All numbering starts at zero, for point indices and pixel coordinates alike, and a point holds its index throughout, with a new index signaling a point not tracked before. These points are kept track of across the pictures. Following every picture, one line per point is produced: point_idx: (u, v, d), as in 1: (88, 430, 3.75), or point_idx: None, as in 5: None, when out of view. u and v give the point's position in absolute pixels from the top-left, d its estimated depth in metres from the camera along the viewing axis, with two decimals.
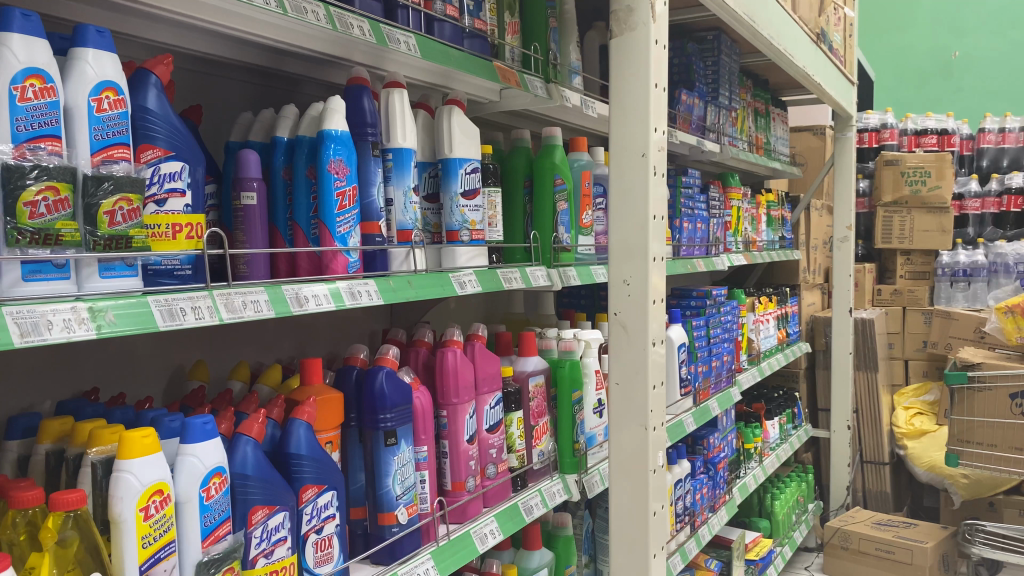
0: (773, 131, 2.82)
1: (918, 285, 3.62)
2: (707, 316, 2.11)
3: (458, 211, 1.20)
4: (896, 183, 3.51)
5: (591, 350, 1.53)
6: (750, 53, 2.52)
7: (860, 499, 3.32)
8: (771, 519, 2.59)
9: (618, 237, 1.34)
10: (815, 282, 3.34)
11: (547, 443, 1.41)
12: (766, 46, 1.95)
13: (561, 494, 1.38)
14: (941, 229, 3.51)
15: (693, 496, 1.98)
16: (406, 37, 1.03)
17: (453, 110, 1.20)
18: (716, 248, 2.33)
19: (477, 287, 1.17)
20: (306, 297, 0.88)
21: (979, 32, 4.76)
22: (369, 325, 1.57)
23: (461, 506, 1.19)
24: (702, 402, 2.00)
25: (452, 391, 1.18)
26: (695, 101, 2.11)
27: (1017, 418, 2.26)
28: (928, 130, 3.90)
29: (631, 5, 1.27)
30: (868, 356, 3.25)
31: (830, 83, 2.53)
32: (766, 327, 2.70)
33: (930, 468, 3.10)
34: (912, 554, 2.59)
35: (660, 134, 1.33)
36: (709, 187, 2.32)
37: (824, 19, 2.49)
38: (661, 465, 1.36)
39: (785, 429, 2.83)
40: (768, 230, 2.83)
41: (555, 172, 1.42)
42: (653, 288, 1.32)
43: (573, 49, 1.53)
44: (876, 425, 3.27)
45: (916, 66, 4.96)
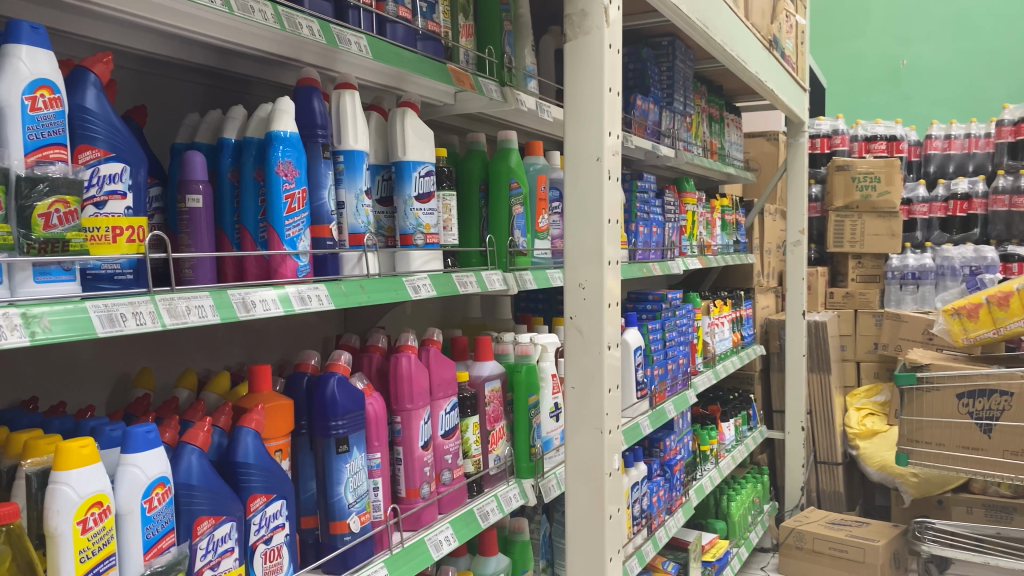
0: (726, 136, 2.84)
1: (869, 288, 3.69)
2: (662, 319, 2.12)
3: (412, 215, 1.18)
4: (847, 188, 3.57)
5: (547, 355, 1.53)
6: (704, 59, 2.55)
7: (814, 499, 3.37)
8: (727, 521, 2.61)
9: (574, 241, 1.33)
10: (768, 285, 3.39)
11: (503, 449, 1.39)
12: (719, 52, 1.97)
13: (517, 500, 1.37)
14: (891, 233, 3.58)
15: (649, 499, 1.98)
16: (357, 38, 1.02)
17: (406, 113, 1.18)
18: (671, 252, 2.34)
19: (431, 292, 1.15)
20: (253, 303, 0.86)
21: (925, 41, 4.89)
22: (323, 330, 1.55)
23: (415, 513, 1.17)
24: (657, 405, 2.01)
25: (407, 398, 1.16)
26: (649, 106, 2.11)
27: (964, 418, 2.32)
28: (878, 136, 3.97)
29: (584, 9, 1.27)
30: (821, 358, 3.30)
31: (782, 89, 2.57)
32: (721, 330, 2.72)
33: (881, 468, 3.16)
34: (865, 553, 2.63)
35: (614, 139, 1.33)
36: (664, 192, 2.34)
37: (776, 25, 2.51)
38: (616, 468, 1.36)
39: (740, 431, 2.85)
40: (722, 234, 2.85)
41: (511, 176, 1.41)
42: (608, 291, 1.32)
43: (528, 52, 1.52)
44: (829, 426, 3.32)
45: (865, 74, 5.07)
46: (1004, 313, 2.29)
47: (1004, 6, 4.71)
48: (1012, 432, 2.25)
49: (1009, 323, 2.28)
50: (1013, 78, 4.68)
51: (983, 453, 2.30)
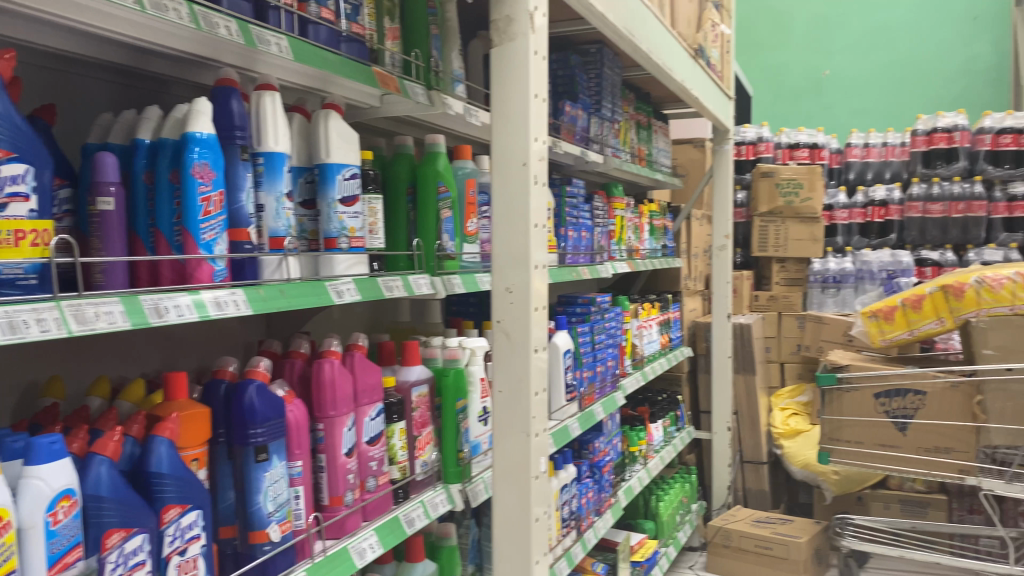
0: (654, 143, 2.89)
1: (792, 291, 3.80)
2: (591, 323, 2.14)
3: (336, 218, 1.17)
4: (772, 194, 3.67)
5: (476, 359, 1.53)
6: (631, 67, 2.59)
7: (741, 498, 3.45)
8: (656, 521, 2.65)
9: (501, 245, 1.33)
10: (695, 289, 3.45)
11: (430, 454, 1.39)
12: (646, 61, 2.01)
13: (444, 505, 1.36)
14: (813, 238, 3.69)
15: (579, 500, 2.00)
16: (277, 39, 1.00)
17: (330, 114, 1.17)
18: (600, 256, 2.36)
19: (355, 296, 1.14)
20: (166, 308, 0.84)
21: (846, 52, 5.09)
22: (244, 336, 1.51)
23: (339, 521, 1.15)
24: (586, 407, 2.03)
25: (330, 404, 1.14)
26: (578, 112, 2.13)
27: (880, 417, 2.41)
28: (800, 144, 4.10)
29: (510, 15, 1.28)
30: (747, 359, 3.39)
31: (707, 97, 2.62)
32: (649, 332, 2.77)
33: (804, 466, 3.22)
34: (788, 549, 2.71)
35: (540, 144, 1.34)
36: (594, 197, 2.36)
37: (701, 34, 2.56)
38: (543, 471, 1.36)
39: (668, 432, 2.90)
40: (650, 239, 2.90)
41: (439, 179, 1.41)
42: (535, 295, 1.33)
43: (455, 57, 1.51)
44: (754, 426, 3.41)
45: (790, 83, 5.26)
46: (917, 315, 2.39)
47: (918, 19, 4.91)
48: (925, 429, 2.36)
49: (922, 325, 2.38)
50: (928, 89, 4.87)
51: (898, 450, 2.40)
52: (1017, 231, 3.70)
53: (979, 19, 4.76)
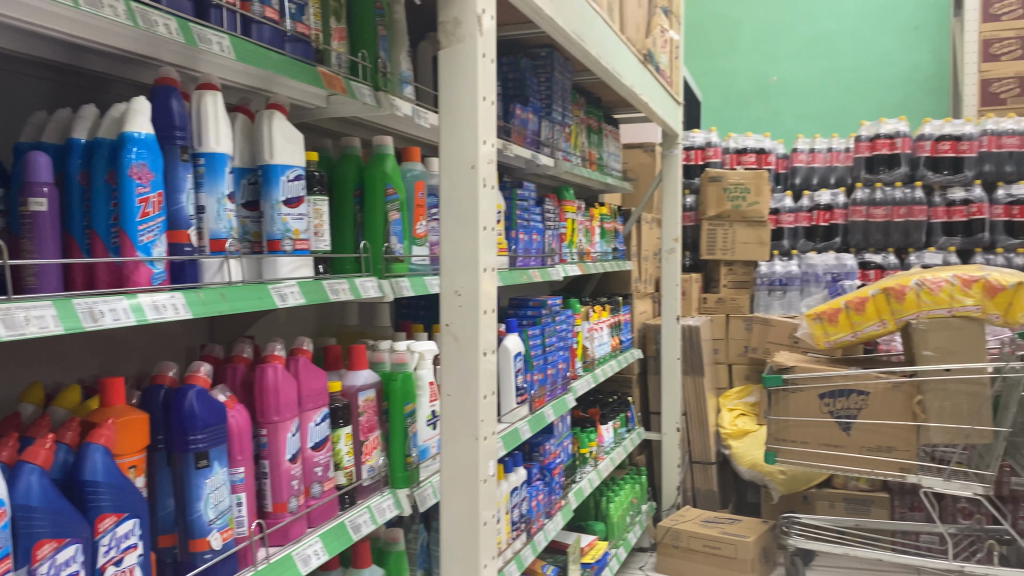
0: (605, 147, 2.91)
1: (740, 293, 3.86)
2: (542, 325, 2.14)
3: (280, 220, 1.15)
4: (719, 199, 3.73)
5: (424, 362, 1.52)
6: (582, 71, 2.60)
7: (690, 498, 3.49)
8: (606, 522, 2.66)
9: (449, 248, 1.33)
10: (646, 291, 3.49)
11: (377, 459, 1.38)
12: (596, 65, 2.02)
13: (391, 510, 1.35)
14: (759, 242, 3.76)
15: (529, 503, 1.99)
16: (219, 38, 0.99)
17: (274, 115, 1.16)
18: (551, 259, 2.37)
19: (299, 299, 1.12)
20: (101, 312, 0.81)
21: (792, 60, 5.20)
22: (186, 340, 1.48)
23: (283, 528, 1.13)
24: (537, 410, 2.03)
25: (273, 409, 1.13)
26: (528, 116, 2.13)
27: (825, 417, 2.47)
28: (747, 149, 4.17)
29: (458, 17, 1.28)
30: (696, 361, 3.44)
31: (656, 102, 2.65)
32: (600, 335, 2.78)
33: (752, 466, 3.28)
34: (736, 549, 2.75)
35: (488, 147, 1.34)
36: (545, 200, 2.37)
37: (651, 40, 2.59)
38: (491, 474, 1.36)
39: (619, 433, 2.93)
40: (601, 242, 2.92)
41: (387, 182, 1.40)
42: (483, 298, 1.32)
43: (403, 58, 1.51)
44: (702, 427, 3.45)
45: (738, 89, 5.35)
46: (860, 317, 2.42)
47: (863, 28, 5.03)
48: (868, 429, 2.41)
49: (866, 327, 2.42)
50: (871, 96, 5.00)
51: (841, 450, 2.45)
52: (956, 235, 3.82)
53: (920, 28, 4.89)
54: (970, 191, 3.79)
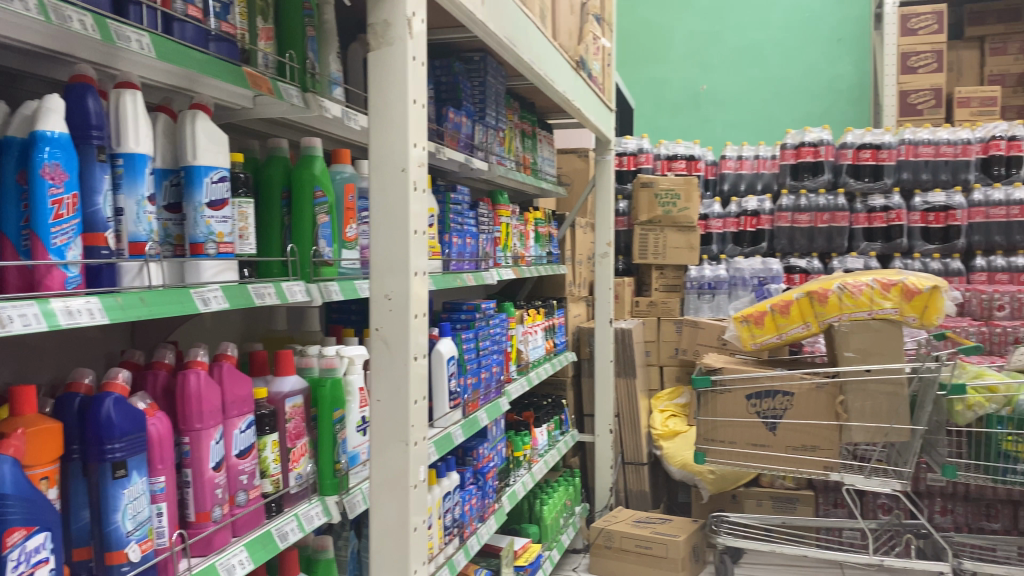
0: (539, 152, 2.93)
1: (670, 297, 3.93)
2: (475, 329, 2.13)
3: (203, 223, 1.13)
4: (651, 204, 3.81)
5: (354, 368, 1.49)
6: (515, 76, 2.61)
7: (622, 499, 3.54)
8: (540, 524, 2.67)
9: (379, 252, 1.31)
10: (579, 295, 3.53)
11: (304, 466, 1.35)
12: (528, 70, 2.03)
13: (319, 518, 1.33)
14: (689, 246, 3.85)
15: (461, 508, 1.98)
16: (138, 35, 0.96)
17: (198, 115, 1.13)
18: (485, 263, 2.37)
19: (223, 303, 1.10)
20: (10, 318, 0.78)
21: (722, 69, 5.32)
22: (105, 346, 1.44)
23: (206, 538, 1.11)
24: (470, 414, 2.03)
25: (195, 417, 1.10)
26: (462, 119, 2.12)
27: (751, 417, 2.53)
28: (678, 156, 4.23)
29: (387, 20, 1.27)
30: (628, 363, 3.49)
31: (588, 108, 2.68)
32: (534, 338, 2.79)
33: (682, 466, 3.34)
34: (667, 548, 2.80)
35: (419, 150, 1.33)
36: (478, 204, 2.36)
37: (583, 47, 2.62)
38: (421, 480, 1.36)
39: (552, 436, 2.95)
40: (536, 246, 2.93)
41: (315, 184, 1.38)
42: (413, 302, 1.32)
43: (333, 60, 1.49)
44: (634, 428, 3.50)
45: (669, 96, 5.44)
46: (785, 320, 2.50)
47: (790, 39, 5.19)
48: (793, 428, 2.47)
49: (790, 329, 2.49)
50: (796, 106, 5.16)
51: (767, 449, 2.51)
52: (876, 240, 3.95)
53: (842, 40, 5.08)
54: (889, 198, 3.92)
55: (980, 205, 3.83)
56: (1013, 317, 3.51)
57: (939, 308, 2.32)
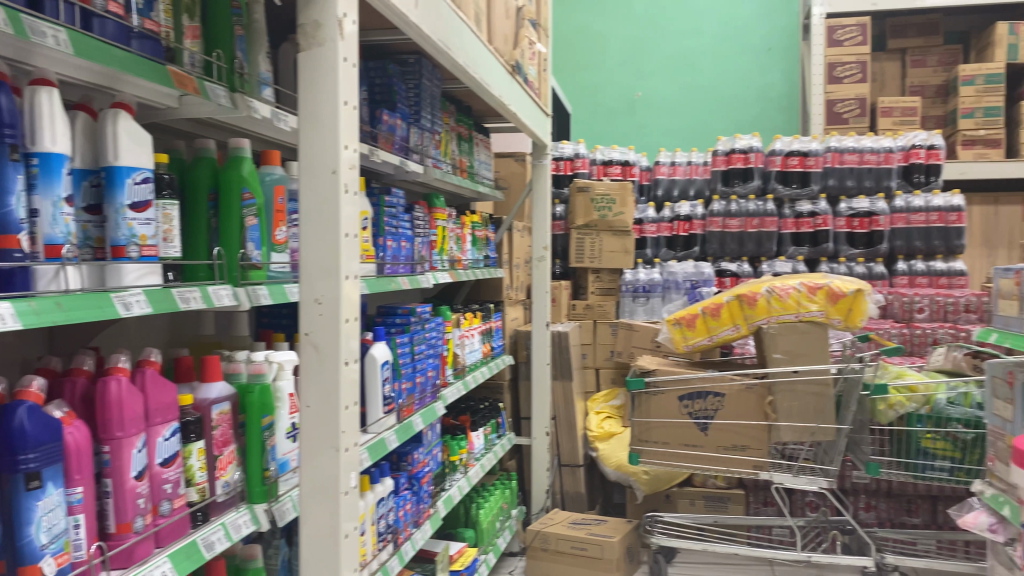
0: (475, 155, 2.92)
1: (606, 300, 3.97)
2: (410, 333, 2.11)
3: (125, 225, 1.10)
4: (587, 209, 3.86)
5: (283, 373, 1.47)
6: (451, 79, 2.61)
7: (559, 501, 3.56)
8: (476, 528, 2.67)
9: (309, 256, 1.29)
10: (517, 298, 3.54)
11: (232, 474, 1.33)
12: (463, 74, 2.03)
13: (247, 526, 1.30)
14: (624, 250, 3.90)
15: (395, 513, 1.97)
16: (55, 31, 0.93)
17: (120, 114, 1.10)
18: (421, 267, 2.36)
19: (145, 308, 1.06)
20: None
21: (656, 75, 5.41)
22: (21, 352, 1.38)
23: (128, 550, 1.07)
24: (405, 419, 2.01)
25: (116, 425, 1.07)
26: (396, 121, 2.11)
27: (684, 418, 2.58)
28: (613, 161, 4.28)
29: (318, 20, 1.26)
30: (564, 366, 3.51)
31: (524, 113, 2.69)
32: (471, 342, 2.79)
33: (617, 467, 3.37)
34: (602, 549, 2.83)
35: (350, 152, 1.32)
36: (414, 207, 2.35)
37: (519, 51, 2.63)
38: (352, 487, 1.34)
39: (489, 439, 2.95)
40: (473, 249, 2.93)
41: (243, 186, 1.36)
42: (344, 306, 1.30)
43: (262, 60, 1.46)
44: (571, 430, 3.53)
45: (605, 102, 5.51)
46: (716, 322, 2.55)
47: (721, 48, 5.30)
48: (724, 429, 2.53)
49: (721, 331, 2.55)
50: (727, 113, 5.28)
51: (699, 449, 2.56)
52: (804, 245, 4.07)
53: (772, 50, 5.21)
54: (816, 204, 4.04)
55: (901, 211, 3.97)
56: (932, 320, 3.65)
57: (862, 310, 2.39)
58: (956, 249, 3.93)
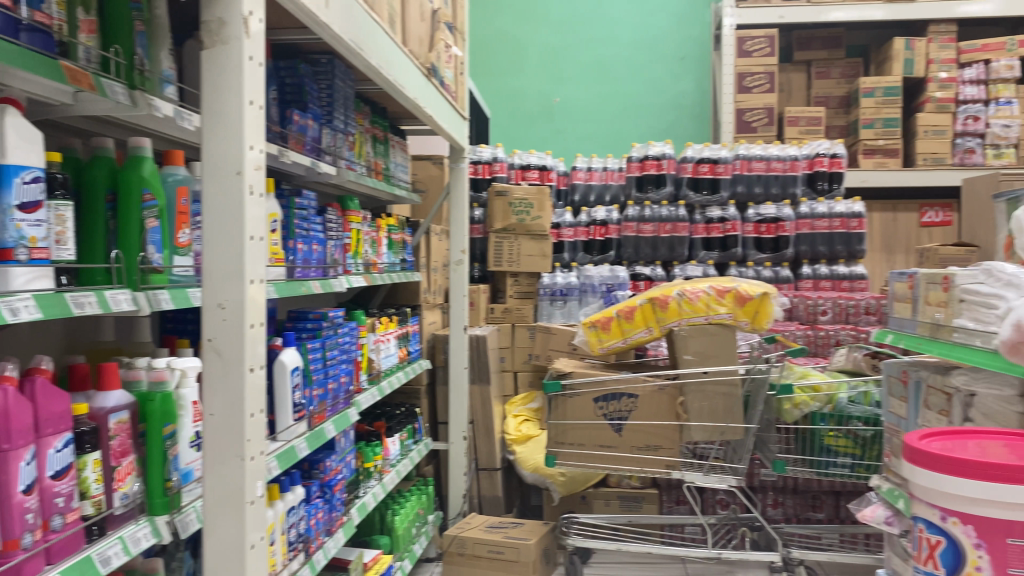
0: (391, 157, 2.89)
1: (524, 304, 3.99)
2: (322, 338, 2.08)
3: (13, 226, 1.05)
4: (505, 212, 3.86)
5: (187, 381, 1.43)
6: (364, 80, 2.58)
7: (476, 505, 3.57)
8: (392, 535, 2.64)
9: (212, 259, 1.26)
10: (434, 302, 3.53)
11: (131, 485, 1.28)
12: (376, 75, 2.01)
13: (147, 540, 1.25)
14: (542, 254, 3.93)
15: (307, 522, 1.93)
16: None
17: (7, 110, 1.05)
18: (334, 270, 2.32)
19: (36, 313, 1.01)
20: None
21: (573, 82, 5.48)
22: None
23: (16, 566, 1.02)
24: (316, 426, 1.97)
25: (3, 437, 1.01)
26: (307, 122, 2.07)
27: (599, 419, 2.61)
28: (531, 165, 4.29)
29: (222, 17, 1.22)
30: (482, 369, 3.51)
31: (440, 115, 2.68)
32: (386, 346, 2.76)
33: (534, 470, 3.39)
34: (519, 552, 2.84)
35: (256, 153, 1.29)
36: (326, 210, 2.31)
37: (434, 54, 2.62)
38: (259, 496, 1.31)
39: (405, 445, 2.92)
40: (388, 252, 2.90)
41: (143, 186, 1.32)
42: (249, 310, 1.27)
43: (165, 56, 1.42)
44: (489, 434, 3.53)
45: (523, 107, 5.54)
46: (629, 325, 2.60)
47: (637, 56, 5.41)
48: (638, 429, 2.57)
49: (634, 334, 2.59)
50: (642, 121, 5.39)
51: (614, 450, 2.60)
52: (713, 249, 4.18)
53: (685, 59, 5.35)
54: (725, 210, 4.17)
55: (806, 217, 4.13)
56: (835, 322, 3.81)
57: (768, 313, 2.47)
58: (857, 253, 4.10)
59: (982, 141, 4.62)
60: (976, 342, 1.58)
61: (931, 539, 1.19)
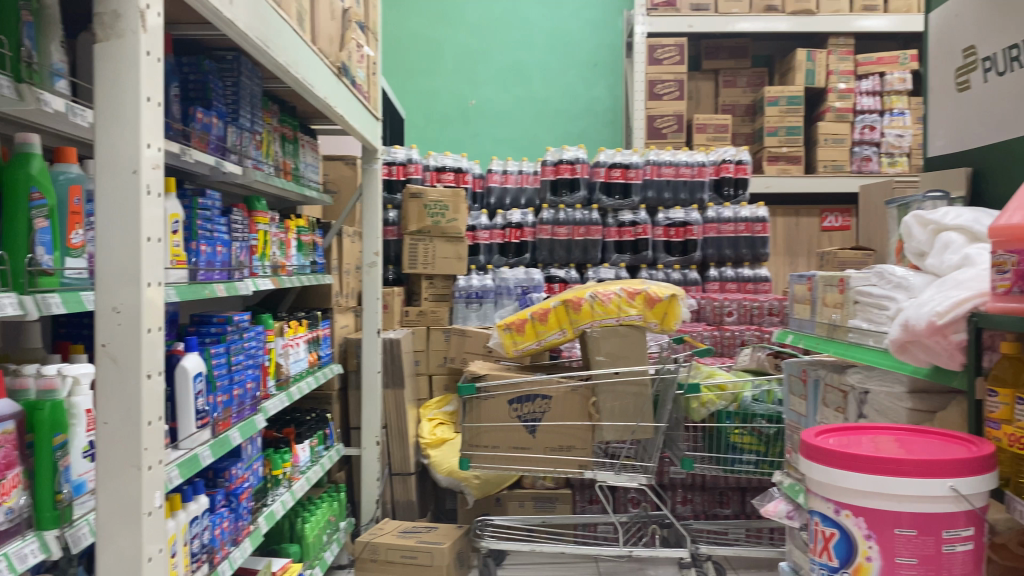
0: (300, 157, 2.84)
1: (439, 306, 3.94)
2: (227, 343, 2.02)
3: None
4: (420, 214, 3.84)
5: (80, 388, 1.36)
6: (273, 78, 2.52)
7: (389, 510, 3.53)
8: (301, 543, 2.59)
9: (106, 261, 1.21)
10: (347, 305, 3.48)
11: (17, 499, 1.20)
12: (285, 74, 1.97)
13: (34, 556, 1.19)
14: (457, 256, 3.92)
15: (211, 532, 1.87)
16: None
17: None
18: (240, 273, 2.26)
19: None
20: None
21: (488, 84, 5.49)
22: None
23: None
24: (220, 433, 1.92)
25: None
26: (211, 120, 2.01)
27: (513, 421, 2.61)
28: (445, 168, 4.27)
29: (116, 10, 1.18)
30: (396, 374, 3.48)
31: (351, 116, 2.64)
32: (296, 351, 2.71)
33: (449, 473, 3.36)
34: (432, 556, 2.81)
35: (153, 152, 1.24)
36: (231, 210, 2.25)
37: (345, 54, 2.58)
38: (156, 506, 1.27)
39: (316, 451, 2.88)
40: (298, 254, 2.84)
41: (31, 184, 1.26)
42: (146, 314, 1.22)
43: (56, 49, 1.35)
44: (402, 439, 3.50)
45: (438, 109, 5.52)
46: (543, 327, 2.62)
47: (551, 60, 5.46)
48: (551, 430, 2.59)
49: (548, 336, 2.61)
50: (555, 126, 5.46)
51: (528, 451, 2.61)
52: (625, 252, 4.24)
53: (598, 65, 5.44)
54: (637, 214, 4.25)
55: (713, 221, 4.25)
56: (740, 322, 3.91)
57: (676, 314, 2.54)
58: (761, 256, 4.25)
59: (877, 150, 4.86)
60: (869, 342, 1.65)
61: (826, 532, 1.23)
